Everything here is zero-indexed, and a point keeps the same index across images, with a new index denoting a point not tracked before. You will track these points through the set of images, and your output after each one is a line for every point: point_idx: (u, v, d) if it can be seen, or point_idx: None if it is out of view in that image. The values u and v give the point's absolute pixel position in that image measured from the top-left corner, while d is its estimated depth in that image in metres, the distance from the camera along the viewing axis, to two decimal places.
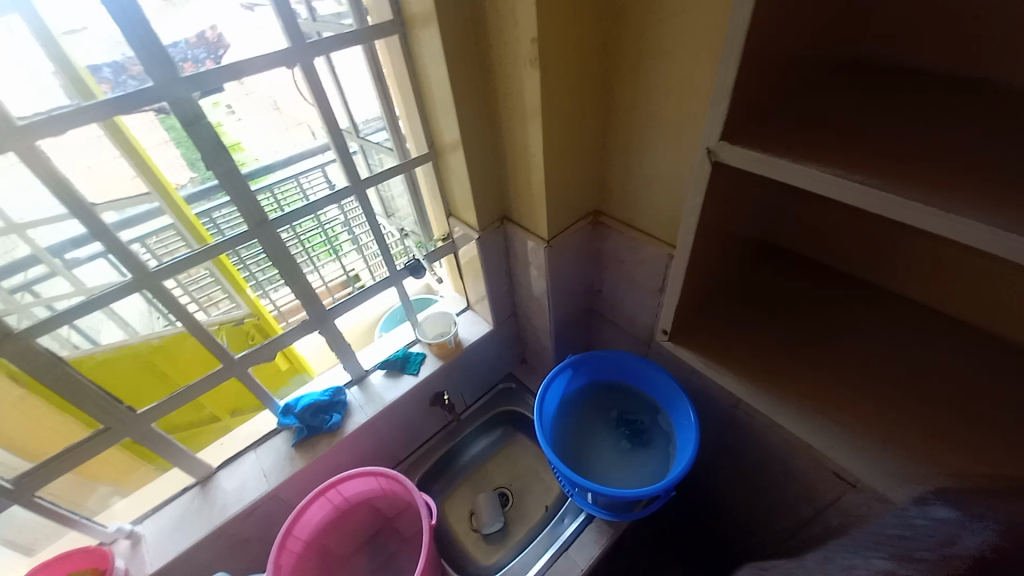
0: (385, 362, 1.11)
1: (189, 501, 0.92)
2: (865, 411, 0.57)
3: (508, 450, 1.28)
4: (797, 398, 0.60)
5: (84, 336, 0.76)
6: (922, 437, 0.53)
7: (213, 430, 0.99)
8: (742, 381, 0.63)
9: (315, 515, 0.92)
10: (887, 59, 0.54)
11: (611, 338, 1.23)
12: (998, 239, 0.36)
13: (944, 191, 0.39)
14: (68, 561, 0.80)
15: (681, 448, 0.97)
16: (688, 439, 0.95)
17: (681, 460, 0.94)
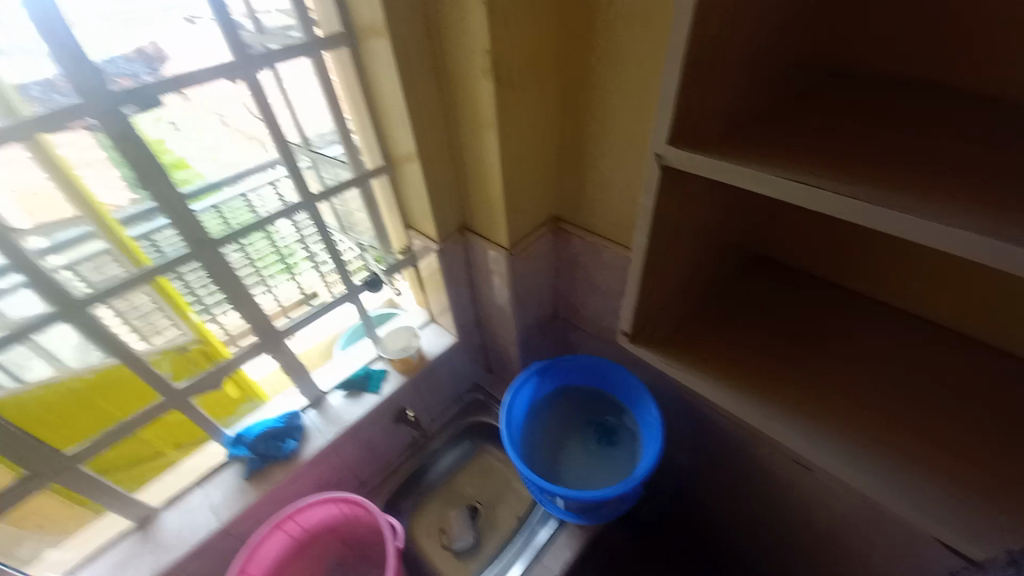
0: (342, 383, 1.08)
1: (129, 546, 0.85)
2: (811, 402, 0.61)
3: (479, 462, 1.26)
4: (757, 392, 0.63)
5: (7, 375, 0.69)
6: (867, 422, 0.57)
7: (154, 464, 0.89)
8: (703, 379, 0.66)
9: (273, 548, 0.87)
10: (818, 72, 0.58)
11: (576, 342, 1.25)
12: (932, 232, 0.39)
13: (878, 189, 0.43)
14: None
15: (646, 445, 1.00)
16: (653, 436, 0.97)
17: (647, 457, 0.97)
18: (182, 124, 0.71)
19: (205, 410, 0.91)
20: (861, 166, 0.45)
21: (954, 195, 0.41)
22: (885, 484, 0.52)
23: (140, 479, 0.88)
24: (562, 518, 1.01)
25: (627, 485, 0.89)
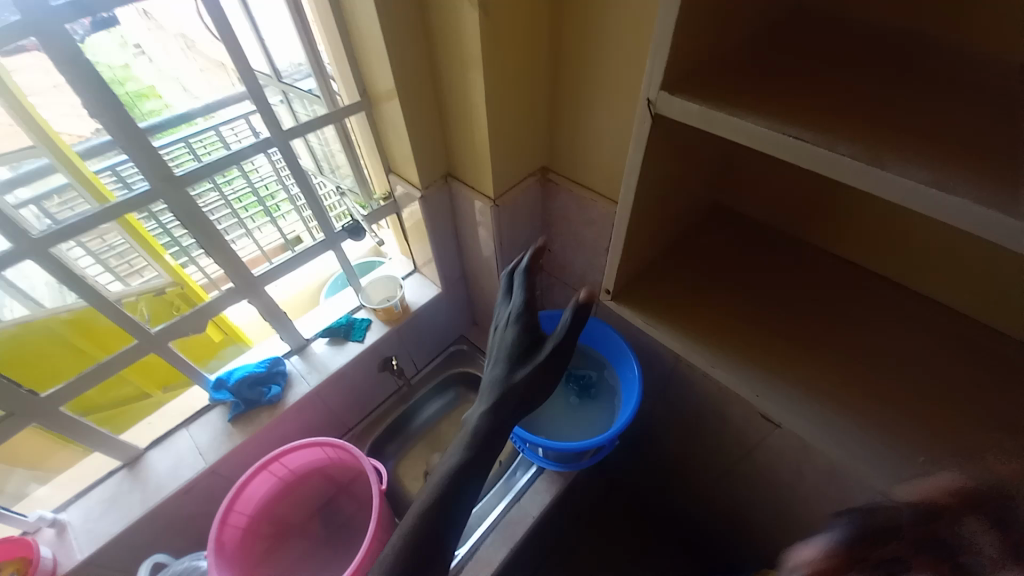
0: (325, 331, 1.07)
1: (117, 485, 0.86)
2: (792, 354, 0.60)
3: (461, 410, 1.29)
4: (737, 349, 0.62)
5: None
6: (840, 380, 0.57)
7: (141, 406, 0.91)
8: (682, 334, 0.64)
9: (259, 490, 0.88)
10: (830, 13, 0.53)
11: (562, 297, 1.24)
12: (940, 198, 0.36)
13: (880, 147, 0.40)
14: None
15: (626, 399, 1.02)
16: (632, 391, 0.99)
17: (625, 411, 0.99)
18: (146, 47, 0.67)
19: (185, 355, 0.91)
20: (865, 122, 0.42)
21: (963, 159, 0.38)
22: (860, 450, 0.52)
23: (126, 420, 0.90)
24: (540, 465, 1.04)
25: (603, 436, 0.91)
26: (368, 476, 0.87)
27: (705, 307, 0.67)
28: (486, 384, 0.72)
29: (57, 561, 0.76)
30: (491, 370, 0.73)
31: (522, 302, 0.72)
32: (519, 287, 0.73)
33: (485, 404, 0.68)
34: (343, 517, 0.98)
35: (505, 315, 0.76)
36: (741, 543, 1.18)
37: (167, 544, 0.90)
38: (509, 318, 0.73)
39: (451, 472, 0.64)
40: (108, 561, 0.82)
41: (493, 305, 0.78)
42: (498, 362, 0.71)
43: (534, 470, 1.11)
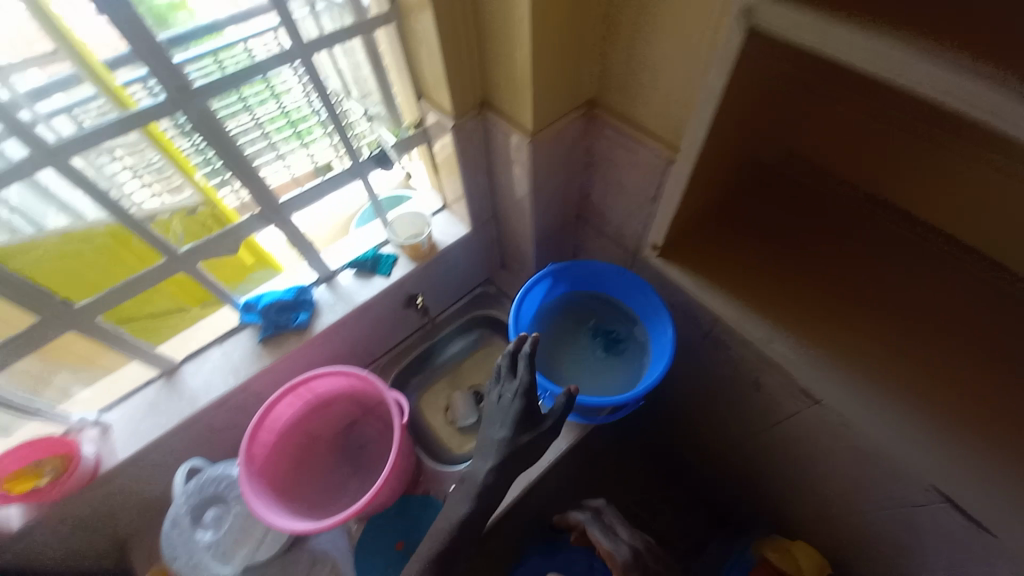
0: (352, 263, 1.06)
1: (155, 393, 0.91)
2: (808, 307, 0.73)
3: (484, 352, 1.29)
4: (761, 301, 0.74)
5: (28, 220, 0.69)
6: (847, 333, 0.70)
7: (174, 322, 0.93)
8: (716, 289, 0.76)
9: (287, 412, 0.90)
10: None
11: (596, 245, 1.18)
12: None
13: None
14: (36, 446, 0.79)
15: (654, 359, 0.98)
16: (662, 350, 0.95)
17: (653, 370, 0.96)
18: None
19: (213, 277, 0.91)
20: None
21: None
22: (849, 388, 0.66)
23: (160, 335, 0.92)
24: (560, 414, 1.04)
25: (628, 396, 0.89)
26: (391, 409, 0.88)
27: (739, 268, 0.77)
28: (487, 442, 0.84)
29: (98, 461, 0.84)
30: (492, 431, 0.84)
31: (528, 380, 0.82)
32: (528, 364, 0.82)
33: (494, 461, 0.81)
34: (367, 447, 0.99)
35: (508, 383, 0.84)
36: (754, 499, 1.18)
37: (204, 449, 0.97)
38: (515, 391, 0.82)
39: (462, 519, 0.81)
40: (151, 459, 0.89)
41: (494, 370, 0.85)
42: (502, 429, 0.82)
43: None
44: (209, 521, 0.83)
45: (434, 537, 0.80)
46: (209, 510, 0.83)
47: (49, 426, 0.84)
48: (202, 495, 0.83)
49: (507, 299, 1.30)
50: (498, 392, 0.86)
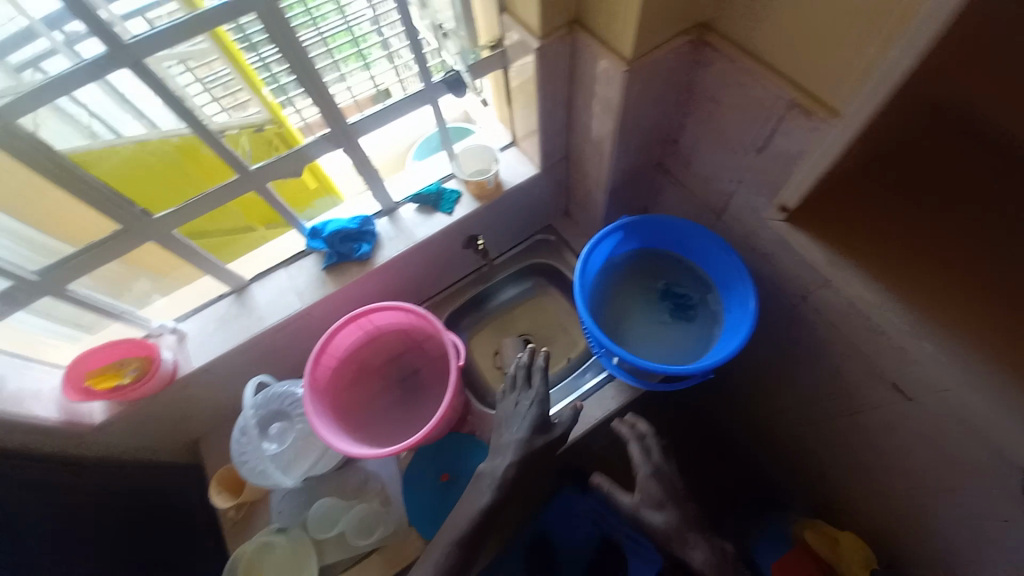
0: (415, 197, 1.02)
1: (226, 308, 0.94)
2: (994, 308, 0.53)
3: (538, 301, 1.24)
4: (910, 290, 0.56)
5: (107, 127, 0.69)
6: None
7: (242, 240, 0.94)
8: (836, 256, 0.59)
9: (347, 340, 0.89)
10: None
11: (673, 198, 1.07)
12: None
13: None
14: (113, 348, 0.84)
15: (729, 330, 0.91)
16: (741, 322, 0.87)
17: (727, 343, 0.88)
18: None
19: (281, 199, 0.90)
20: None
21: None
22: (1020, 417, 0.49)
23: (230, 252, 0.94)
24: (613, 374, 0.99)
25: (700, 365, 0.82)
26: (448, 349, 0.86)
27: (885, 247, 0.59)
28: (502, 444, 0.86)
29: (176, 366, 0.89)
30: (505, 435, 0.87)
31: (542, 391, 0.90)
32: (542, 376, 0.91)
33: (515, 455, 0.84)
34: (420, 385, 0.96)
35: (522, 393, 0.91)
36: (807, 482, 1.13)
37: (266, 367, 1.00)
38: (531, 398, 0.89)
39: (480, 512, 0.80)
40: (219, 371, 0.93)
41: (509, 377, 0.92)
42: (517, 431, 0.86)
43: (605, 375, 1.08)
44: (274, 434, 0.86)
45: (451, 528, 0.80)
46: (273, 424, 0.87)
47: (131, 330, 0.89)
48: (266, 410, 0.87)
49: (568, 249, 1.23)
50: (513, 401, 0.91)
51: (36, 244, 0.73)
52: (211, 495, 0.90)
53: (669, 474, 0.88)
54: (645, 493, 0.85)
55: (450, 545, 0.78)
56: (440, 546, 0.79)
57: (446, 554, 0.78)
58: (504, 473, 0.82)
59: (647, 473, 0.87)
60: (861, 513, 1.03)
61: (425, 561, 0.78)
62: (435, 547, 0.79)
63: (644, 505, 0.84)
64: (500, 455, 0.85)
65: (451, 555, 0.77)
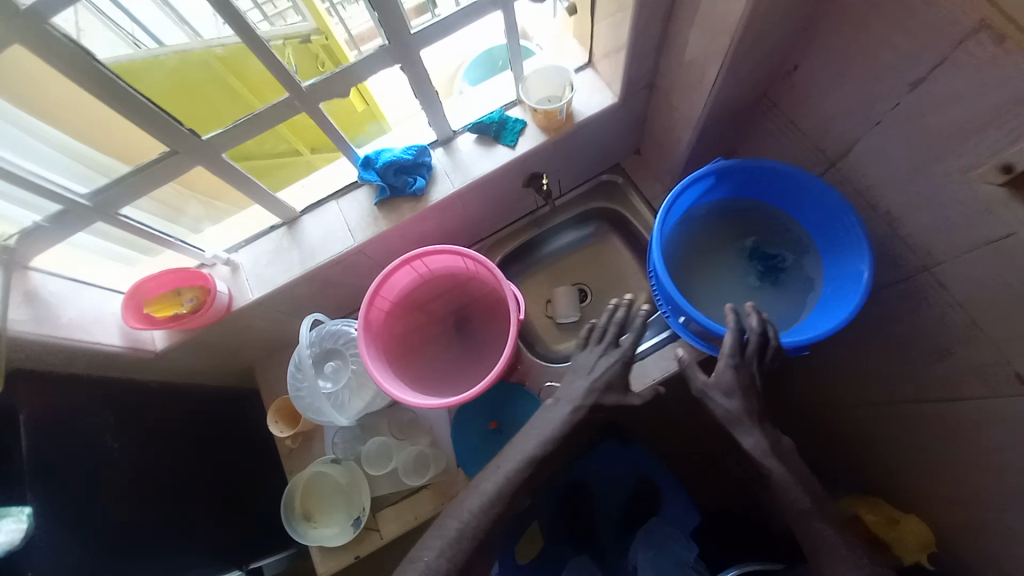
0: (476, 127, 0.91)
1: (279, 240, 0.91)
2: None
3: (595, 249, 1.15)
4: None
5: (149, 34, 0.61)
6: None
7: (291, 164, 0.87)
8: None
9: (402, 281, 0.85)
10: None
11: (773, 142, 0.91)
12: None
13: None
14: (167, 275, 0.84)
15: (830, 300, 0.80)
16: (848, 294, 0.76)
17: (825, 317, 0.78)
18: None
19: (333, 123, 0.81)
20: None
21: None
22: None
23: (278, 179, 0.87)
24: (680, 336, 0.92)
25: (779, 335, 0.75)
26: (510, 301, 0.80)
27: None
28: (570, 390, 0.83)
29: (231, 299, 0.88)
30: (576, 382, 0.84)
31: (626, 354, 0.86)
32: (632, 340, 0.86)
33: (587, 402, 0.82)
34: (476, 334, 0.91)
35: (606, 349, 0.87)
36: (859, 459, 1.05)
37: (317, 303, 0.99)
38: (615, 355, 0.85)
39: (523, 464, 0.77)
40: (271, 305, 0.92)
41: (599, 328, 0.88)
42: (590, 380, 0.83)
43: (666, 335, 1.00)
44: (330, 371, 0.85)
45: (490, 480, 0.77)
46: (328, 362, 0.85)
47: (187, 261, 0.88)
48: (321, 347, 0.85)
49: (636, 194, 1.10)
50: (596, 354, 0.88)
51: (88, 164, 0.69)
52: (267, 424, 0.92)
53: (753, 371, 0.75)
54: (717, 379, 0.75)
55: (522, 461, 0.77)
56: (513, 458, 0.78)
57: (513, 474, 0.76)
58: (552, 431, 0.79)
59: (728, 365, 0.75)
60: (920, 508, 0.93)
61: (497, 474, 0.77)
62: (506, 460, 0.78)
63: (711, 389, 0.75)
64: (566, 407, 0.82)
65: (519, 476, 0.77)
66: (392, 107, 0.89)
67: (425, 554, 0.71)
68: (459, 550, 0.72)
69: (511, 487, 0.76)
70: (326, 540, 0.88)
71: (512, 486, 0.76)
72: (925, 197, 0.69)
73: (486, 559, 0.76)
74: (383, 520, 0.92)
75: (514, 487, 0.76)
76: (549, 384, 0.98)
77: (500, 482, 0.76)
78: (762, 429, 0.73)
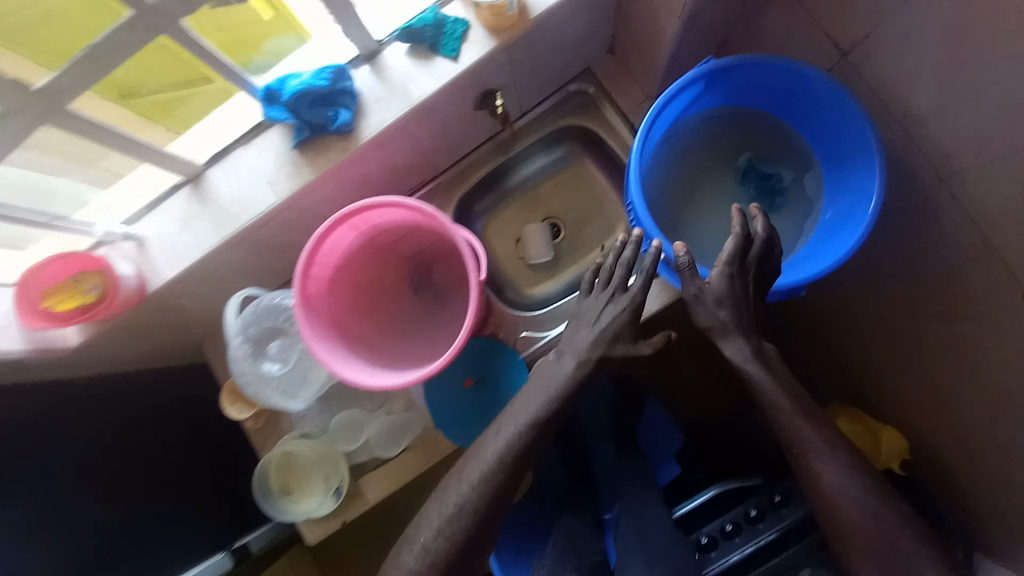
0: (405, 33, 0.71)
1: (185, 202, 0.75)
2: None
3: (569, 175, 1.00)
4: None
5: None
6: None
7: (176, 109, 0.68)
8: None
9: (342, 243, 0.70)
10: None
11: (775, 28, 0.74)
12: None
13: None
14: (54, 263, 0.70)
15: (835, 224, 0.70)
16: (856, 216, 0.65)
17: (830, 245, 0.68)
18: None
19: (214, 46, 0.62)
20: None
21: None
22: None
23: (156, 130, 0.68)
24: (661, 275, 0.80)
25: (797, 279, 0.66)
26: (462, 249, 0.67)
27: None
28: (570, 344, 0.73)
29: (142, 282, 0.74)
30: (578, 335, 0.73)
31: (637, 299, 0.73)
32: (642, 281, 0.71)
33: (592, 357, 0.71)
34: (439, 296, 0.80)
35: (614, 295, 0.74)
36: (844, 379, 1.00)
37: (255, 274, 0.85)
38: (623, 302, 0.73)
39: (517, 437, 0.70)
40: (197, 283, 0.78)
41: (607, 270, 0.74)
42: (595, 333, 0.72)
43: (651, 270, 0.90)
44: (275, 352, 0.75)
45: (478, 462, 0.70)
46: (270, 342, 0.76)
47: (73, 242, 0.73)
48: (259, 327, 0.75)
49: (613, 105, 0.93)
50: (605, 302, 0.74)
51: None
52: (225, 407, 0.84)
53: (747, 283, 0.65)
54: (708, 287, 0.65)
55: (525, 424, 0.70)
56: (510, 427, 0.71)
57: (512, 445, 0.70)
58: (541, 399, 0.71)
59: (723, 277, 0.65)
60: (905, 425, 0.90)
61: (496, 444, 0.70)
62: (504, 426, 0.71)
63: (701, 298, 0.65)
64: (564, 364, 0.72)
65: (519, 447, 0.70)
66: (304, 19, 0.68)
67: (421, 536, 0.68)
68: (460, 525, 0.68)
69: (514, 456, 0.70)
70: (312, 512, 0.86)
71: (513, 454, 0.70)
72: (963, 90, 0.56)
73: (490, 536, 0.71)
74: (366, 485, 0.88)
75: (519, 456, 0.70)
76: (526, 334, 0.91)
77: (503, 452, 0.70)
78: (765, 363, 0.65)
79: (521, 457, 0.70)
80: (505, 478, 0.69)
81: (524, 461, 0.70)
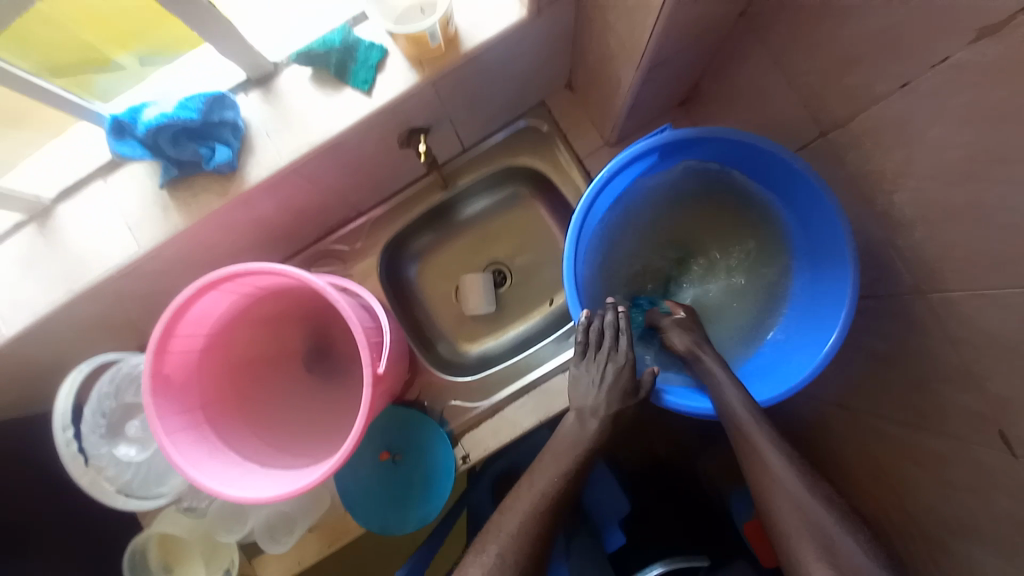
0: (303, 56, 0.58)
1: (30, 242, 0.60)
2: None
3: (517, 215, 0.88)
4: None
5: None
6: None
7: (32, 117, 0.57)
8: None
9: (217, 306, 0.58)
10: None
11: (752, 84, 0.64)
12: None
13: None
14: None
15: (804, 333, 0.63)
16: (830, 322, 0.58)
17: (793, 359, 0.63)
18: None
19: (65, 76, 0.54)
20: None
21: None
22: None
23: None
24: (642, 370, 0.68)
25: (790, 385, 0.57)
26: (346, 317, 0.54)
27: None
28: (583, 406, 0.61)
29: None
30: (587, 398, 0.61)
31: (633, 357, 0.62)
32: (629, 340, 0.62)
33: (570, 435, 0.60)
34: (350, 369, 0.69)
35: (608, 356, 0.62)
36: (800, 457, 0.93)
37: (132, 326, 0.71)
38: (619, 360, 0.61)
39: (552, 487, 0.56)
40: (53, 340, 0.63)
41: (582, 333, 0.62)
42: (605, 392, 0.60)
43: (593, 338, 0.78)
44: (134, 434, 0.65)
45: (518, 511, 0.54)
46: (131, 422, 0.65)
47: None
48: (117, 402, 0.64)
49: (564, 144, 0.81)
50: (595, 373, 0.62)
51: None
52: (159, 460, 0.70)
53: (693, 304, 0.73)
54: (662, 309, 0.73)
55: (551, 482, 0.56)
56: (513, 515, 0.54)
57: (525, 527, 0.53)
58: (547, 469, 0.58)
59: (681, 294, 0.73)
60: None
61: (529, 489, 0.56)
62: (507, 516, 0.54)
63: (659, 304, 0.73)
64: (592, 423, 0.60)
65: (535, 527, 0.53)
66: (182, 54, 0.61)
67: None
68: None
69: (524, 552, 0.51)
70: None
71: (529, 539, 0.52)
72: (951, 200, 0.47)
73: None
74: (262, 565, 0.76)
75: (532, 550, 0.51)
76: (456, 402, 0.79)
77: (510, 549, 0.51)
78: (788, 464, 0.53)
79: (539, 547, 0.52)
80: (531, 563, 0.51)
81: (545, 549, 0.53)
